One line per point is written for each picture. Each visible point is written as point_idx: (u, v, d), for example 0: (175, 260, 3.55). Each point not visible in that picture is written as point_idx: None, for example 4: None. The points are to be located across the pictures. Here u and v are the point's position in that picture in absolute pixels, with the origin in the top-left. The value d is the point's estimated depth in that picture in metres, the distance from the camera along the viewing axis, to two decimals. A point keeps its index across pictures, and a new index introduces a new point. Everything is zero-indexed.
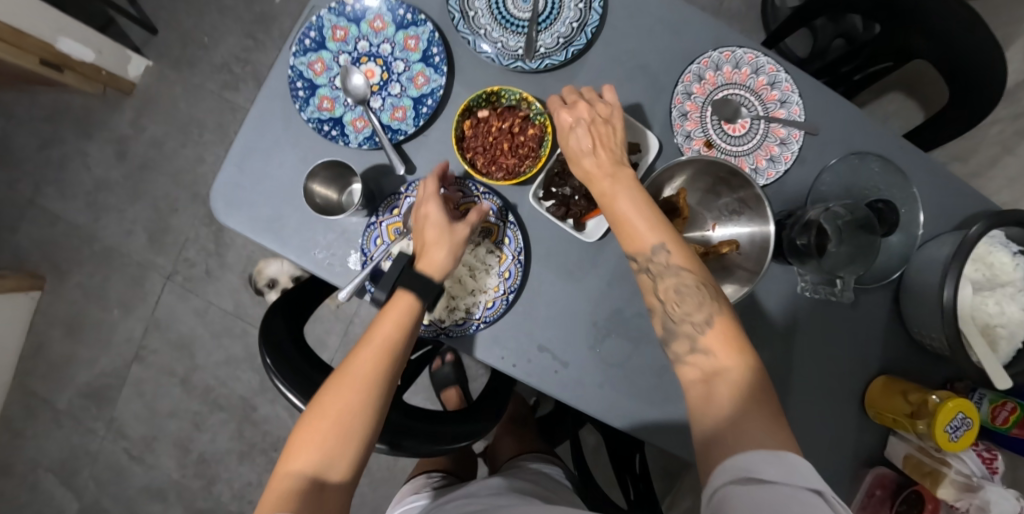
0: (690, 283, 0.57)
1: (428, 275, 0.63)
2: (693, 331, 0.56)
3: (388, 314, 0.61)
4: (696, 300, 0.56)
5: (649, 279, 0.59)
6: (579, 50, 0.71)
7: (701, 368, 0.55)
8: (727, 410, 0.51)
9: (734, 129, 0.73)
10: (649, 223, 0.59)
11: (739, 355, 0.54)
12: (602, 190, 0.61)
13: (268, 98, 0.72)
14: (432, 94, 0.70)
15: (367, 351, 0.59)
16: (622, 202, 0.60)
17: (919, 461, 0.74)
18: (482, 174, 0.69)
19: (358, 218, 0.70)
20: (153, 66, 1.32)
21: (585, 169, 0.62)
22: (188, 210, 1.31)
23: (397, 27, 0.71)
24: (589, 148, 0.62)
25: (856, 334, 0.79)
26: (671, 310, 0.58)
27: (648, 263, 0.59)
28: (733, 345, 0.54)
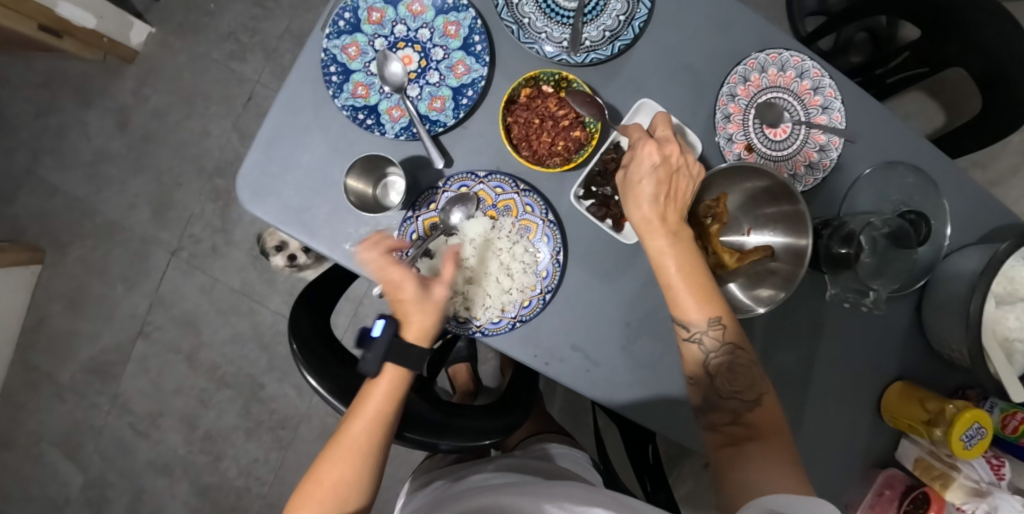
0: (741, 360, 0.60)
1: (418, 344, 0.63)
2: (738, 405, 0.60)
3: (376, 388, 0.61)
4: (745, 379, 0.61)
5: (699, 349, 0.61)
6: (626, 45, 0.69)
7: (736, 435, 0.59)
8: (761, 467, 0.55)
9: (775, 133, 0.72)
10: (703, 295, 0.60)
11: (777, 432, 0.58)
12: (660, 248, 0.61)
13: (297, 83, 0.68)
14: (472, 84, 0.68)
15: (360, 422, 0.60)
16: (679, 266, 0.61)
17: (930, 464, 0.77)
18: (511, 142, 0.67)
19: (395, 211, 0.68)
20: (155, 33, 1.25)
21: (645, 222, 0.61)
22: (193, 185, 1.27)
23: (437, 11, 0.68)
24: (662, 202, 0.61)
25: (877, 339, 0.80)
26: (717, 383, 0.61)
27: (701, 336, 0.60)
28: (772, 423, 0.59)
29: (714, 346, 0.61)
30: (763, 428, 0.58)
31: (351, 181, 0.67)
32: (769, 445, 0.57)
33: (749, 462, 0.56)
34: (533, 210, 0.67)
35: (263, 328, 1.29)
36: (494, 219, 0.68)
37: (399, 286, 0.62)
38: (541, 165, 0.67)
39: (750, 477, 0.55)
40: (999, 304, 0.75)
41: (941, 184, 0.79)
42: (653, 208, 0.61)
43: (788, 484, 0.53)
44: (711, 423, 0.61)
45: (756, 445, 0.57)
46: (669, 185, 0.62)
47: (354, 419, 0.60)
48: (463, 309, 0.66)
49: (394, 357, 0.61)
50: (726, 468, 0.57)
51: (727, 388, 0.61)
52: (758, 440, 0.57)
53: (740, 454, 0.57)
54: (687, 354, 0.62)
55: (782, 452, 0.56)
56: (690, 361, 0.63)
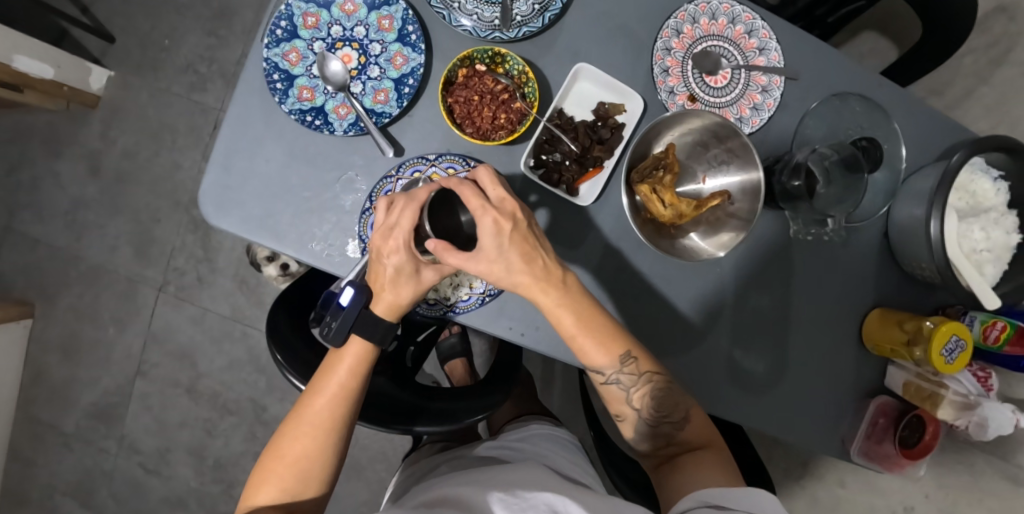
0: (659, 385, 0.63)
1: (384, 318, 0.62)
2: (670, 428, 0.63)
3: (343, 362, 0.62)
4: (670, 400, 0.63)
5: (619, 389, 0.63)
6: (557, 14, 0.70)
7: (676, 446, 0.63)
8: (700, 476, 0.59)
9: (715, 80, 0.73)
10: (608, 340, 0.61)
11: (708, 435, 0.64)
12: (552, 306, 0.60)
13: (244, 94, 0.69)
14: (413, 73, 0.69)
15: (323, 397, 0.61)
16: (576, 317, 0.60)
17: (918, 386, 0.77)
18: (454, 122, 0.68)
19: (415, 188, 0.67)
20: (115, 76, 1.26)
21: (525, 283, 0.59)
22: (171, 219, 1.28)
23: (369, 8, 0.69)
24: (529, 255, 0.59)
25: (851, 271, 0.80)
26: (642, 414, 0.64)
27: (616, 376, 0.62)
28: (702, 433, 0.64)
29: (632, 381, 0.62)
30: (695, 440, 0.63)
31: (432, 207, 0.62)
32: (704, 453, 0.62)
33: (686, 473, 0.60)
34: None
35: (258, 351, 1.30)
36: None
37: (392, 250, 0.59)
38: (485, 140, 0.68)
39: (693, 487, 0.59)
40: (963, 218, 0.75)
41: (890, 110, 0.80)
42: (524, 273, 0.59)
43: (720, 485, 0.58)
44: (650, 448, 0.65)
45: (692, 459, 0.62)
46: (527, 240, 0.59)
47: (314, 393, 0.61)
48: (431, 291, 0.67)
49: (359, 329, 0.62)
50: (668, 481, 0.61)
51: (656, 416, 0.63)
52: (688, 455, 0.62)
53: (675, 471, 0.61)
54: (611, 398, 0.64)
55: (717, 460, 0.61)
56: (615, 401, 0.64)
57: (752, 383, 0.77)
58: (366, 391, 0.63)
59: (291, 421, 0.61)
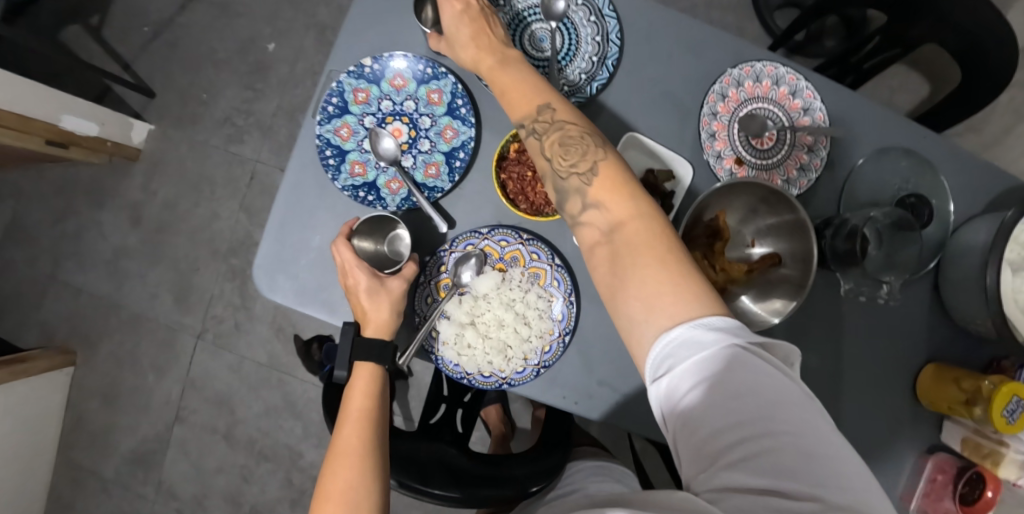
0: (573, 134, 0.56)
1: (380, 336, 0.65)
2: (582, 181, 0.54)
3: (355, 389, 0.66)
4: (582, 150, 0.55)
5: (536, 141, 0.58)
6: (603, 84, 0.71)
7: (598, 226, 0.52)
8: (628, 261, 0.49)
9: (762, 142, 0.73)
10: (528, 89, 0.59)
11: (630, 201, 0.51)
12: (488, 67, 0.62)
13: (297, 171, 0.71)
14: (463, 146, 0.70)
15: (347, 425, 0.63)
16: (505, 77, 0.61)
17: (977, 443, 0.76)
18: (508, 198, 0.69)
19: (466, 273, 0.68)
20: (155, 129, 1.30)
21: (470, 57, 0.64)
22: (209, 267, 1.30)
23: (418, 82, 0.71)
24: (474, 32, 0.64)
25: (901, 328, 0.79)
26: (556, 166, 0.56)
27: (532, 123, 0.58)
28: (618, 188, 0.52)
29: (546, 129, 0.57)
30: (607, 197, 0.52)
31: (355, 237, 0.69)
32: (626, 204, 0.51)
33: (620, 268, 0.49)
34: (540, 257, 0.68)
35: (294, 397, 1.30)
36: (503, 271, 0.69)
37: (352, 276, 0.64)
38: (540, 215, 0.68)
39: (624, 279, 0.49)
40: (1016, 271, 0.72)
41: (938, 163, 0.79)
42: (473, 50, 0.64)
43: (646, 265, 0.48)
44: (575, 224, 0.54)
45: (621, 235, 0.50)
46: (477, 21, 0.64)
47: (342, 429, 0.63)
48: (485, 363, 0.67)
49: (360, 354, 0.65)
50: (599, 271, 0.51)
51: (565, 166, 0.55)
52: (612, 226, 0.51)
53: (611, 258, 0.50)
54: (533, 155, 0.59)
55: (641, 229, 0.50)
56: (536, 161, 0.58)
57: None
58: (386, 409, 0.66)
59: (329, 463, 0.62)
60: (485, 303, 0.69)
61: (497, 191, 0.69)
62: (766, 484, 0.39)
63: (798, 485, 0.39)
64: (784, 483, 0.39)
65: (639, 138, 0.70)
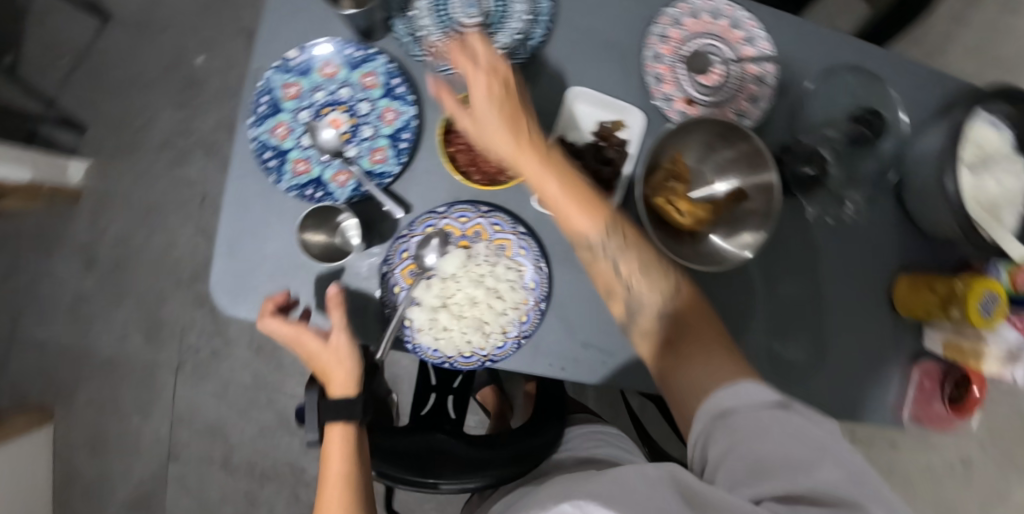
0: (641, 252, 0.60)
1: (347, 394, 0.66)
2: (662, 310, 0.60)
3: (329, 452, 0.64)
4: (656, 271, 0.60)
5: (606, 261, 0.60)
6: (539, 42, 0.69)
7: (665, 337, 0.59)
8: (694, 366, 0.56)
9: (708, 79, 0.72)
10: (584, 203, 0.60)
11: (706, 326, 0.59)
12: (535, 171, 0.60)
13: (238, 182, 0.68)
14: (406, 126, 0.68)
15: (330, 493, 0.63)
16: (558, 183, 0.59)
17: (958, 345, 0.76)
18: (459, 172, 0.67)
19: (431, 255, 0.66)
20: (93, 163, 1.23)
21: (509, 151, 0.61)
22: (175, 298, 1.25)
23: (349, 67, 0.69)
24: (514, 131, 0.61)
25: (872, 243, 0.80)
26: (626, 285, 0.60)
27: (596, 244, 0.60)
28: (695, 318, 0.60)
29: (616, 251, 0.60)
30: (683, 318, 0.59)
31: (304, 232, 0.66)
32: (700, 340, 0.58)
33: (687, 358, 0.57)
34: (503, 227, 0.67)
35: (287, 414, 1.28)
36: (468, 248, 0.67)
37: (301, 343, 0.64)
38: (495, 185, 0.66)
39: (691, 381, 0.55)
40: (974, 171, 0.74)
41: (885, 75, 0.79)
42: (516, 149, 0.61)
43: (721, 368, 0.55)
44: (642, 334, 0.61)
45: (688, 336, 0.58)
46: (512, 108, 0.61)
47: (325, 493, 0.64)
48: (465, 344, 0.65)
49: (329, 417, 0.64)
50: (666, 373, 0.58)
51: (637, 282, 0.60)
52: (686, 376, 0.56)
53: (676, 363, 0.57)
54: (599, 274, 0.62)
55: (713, 343, 0.58)
56: (601, 277, 0.62)
57: (792, 369, 0.77)
58: (366, 468, 0.64)
59: None
60: (455, 283, 0.67)
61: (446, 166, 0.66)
62: (803, 488, 0.43)
63: (831, 492, 0.42)
64: (813, 490, 0.42)
65: (581, 88, 0.69)
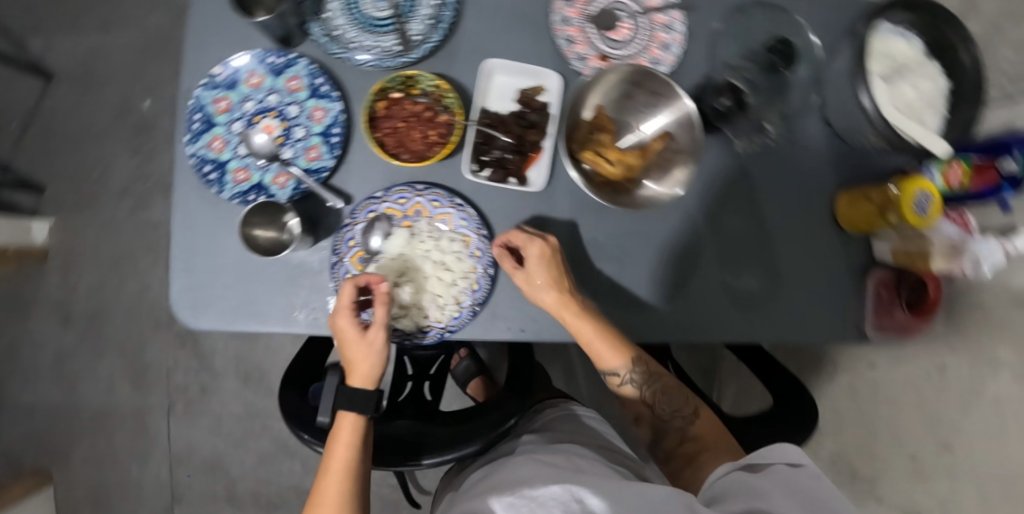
0: (659, 376, 0.76)
1: (363, 388, 0.68)
2: (682, 422, 0.74)
3: (338, 439, 0.66)
4: (679, 397, 0.76)
5: (633, 387, 0.75)
6: (450, 23, 0.72)
7: (687, 451, 0.72)
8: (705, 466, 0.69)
9: (617, 34, 0.74)
10: (617, 344, 0.71)
11: (723, 440, 0.73)
12: (577, 322, 0.68)
13: (183, 198, 0.71)
14: (335, 121, 0.70)
15: (329, 477, 0.64)
16: (597, 327, 0.69)
17: (905, 250, 0.79)
18: (390, 154, 0.68)
19: (374, 239, 0.68)
20: (55, 221, 1.24)
21: (555, 302, 0.67)
22: (157, 341, 1.26)
23: (274, 74, 0.71)
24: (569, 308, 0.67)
25: (809, 167, 0.81)
26: (657, 410, 0.75)
27: (630, 378, 0.74)
28: (713, 434, 0.73)
29: (643, 380, 0.75)
30: (705, 438, 0.72)
31: (253, 229, 0.66)
32: (717, 454, 0.71)
33: (704, 463, 0.70)
34: (442, 202, 0.69)
35: (284, 437, 1.28)
36: (410, 227, 0.69)
37: (342, 328, 0.65)
38: (424, 161, 0.68)
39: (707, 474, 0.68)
40: (891, 80, 0.77)
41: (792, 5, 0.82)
42: (568, 313, 0.68)
43: None
44: (668, 451, 0.74)
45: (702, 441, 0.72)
46: (558, 269, 0.67)
47: (324, 479, 0.65)
48: (422, 318, 0.68)
49: (343, 404, 0.67)
50: (688, 478, 0.70)
51: (666, 411, 0.75)
52: (695, 468, 0.70)
53: (694, 466, 0.70)
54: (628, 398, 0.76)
55: (725, 450, 0.71)
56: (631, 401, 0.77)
57: (749, 299, 0.79)
58: (369, 460, 0.67)
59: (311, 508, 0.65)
60: (403, 262, 0.69)
61: (377, 150, 0.68)
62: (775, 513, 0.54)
63: None
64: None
65: (495, 60, 0.71)
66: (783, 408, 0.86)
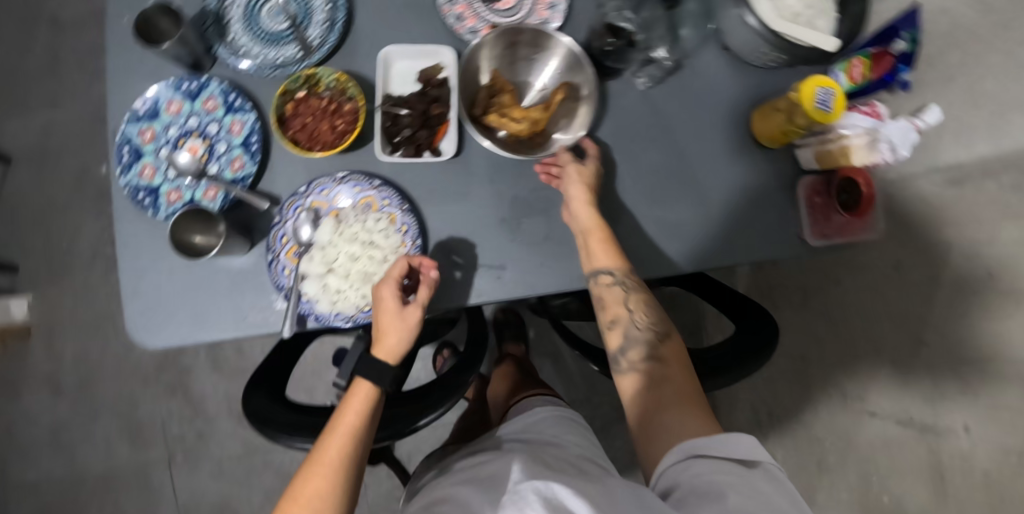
0: (647, 297, 0.74)
1: (384, 362, 0.68)
2: (653, 340, 0.72)
3: (350, 404, 0.68)
4: (657, 316, 0.74)
5: (620, 291, 0.72)
6: (345, 22, 0.76)
7: (647, 372, 0.70)
8: (666, 398, 0.67)
9: (503, 3, 0.78)
10: (614, 249, 0.72)
11: (682, 368, 0.71)
12: (591, 219, 0.72)
13: (125, 228, 0.75)
14: (253, 131, 0.74)
15: (333, 438, 0.66)
16: (607, 237, 0.72)
17: (827, 152, 0.80)
18: (303, 149, 0.71)
19: (304, 230, 0.71)
20: (33, 297, 1.28)
21: (578, 197, 0.72)
22: (148, 395, 1.28)
23: (191, 98, 0.75)
24: (592, 202, 0.72)
25: (717, 94, 0.84)
26: (635, 320, 0.73)
27: (622, 279, 0.72)
28: (677, 359, 0.71)
29: (631, 287, 0.73)
30: (670, 361, 0.71)
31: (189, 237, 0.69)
32: (677, 393, 0.67)
33: (665, 404, 0.66)
34: (363, 186, 0.72)
35: (286, 469, 1.28)
36: (337, 215, 0.72)
37: (385, 297, 0.68)
38: (335, 148, 0.71)
39: (666, 414, 0.65)
40: None
41: None
42: (591, 212, 0.72)
43: (690, 420, 0.63)
44: (629, 361, 0.72)
45: (668, 372, 0.70)
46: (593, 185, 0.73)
47: (327, 439, 0.66)
48: (361, 298, 0.71)
49: (363, 371, 0.68)
50: (647, 400, 0.68)
51: (643, 323, 0.73)
52: (657, 382, 0.69)
53: (658, 395, 0.67)
54: (608, 299, 0.73)
55: (685, 381, 0.69)
56: (612, 303, 0.73)
57: (684, 228, 0.81)
58: (372, 436, 0.68)
59: (303, 470, 0.65)
60: (334, 248, 0.71)
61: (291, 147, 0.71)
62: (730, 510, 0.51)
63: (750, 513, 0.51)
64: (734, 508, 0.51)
65: (391, 46, 0.74)
66: (745, 331, 0.87)
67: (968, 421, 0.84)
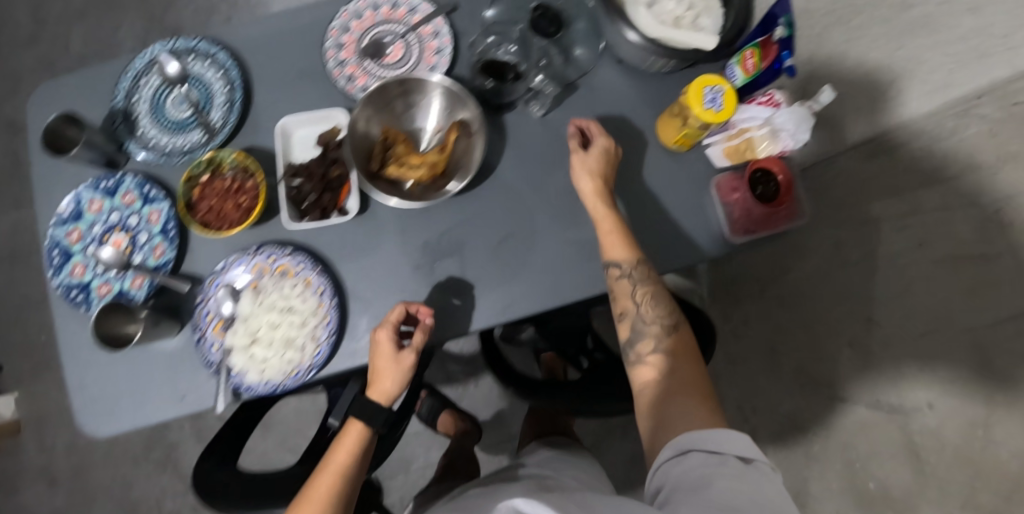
0: (657, 289, 0.72)
1: (376, 402, 0.71)
2: (660, 330, 0.71)
3: (340, 443, 0.71)
4: (664, 306, 0.72)
5: (628, 283, 0.71)
6: (242, 100, 0.79)
7: (657, 366, 0.69)
8: (679, 396, 0.65)
9: (392, 57, 0.81)
10: (625, 238, 0.72)
11: (689, 363, 0.69)
12: (598, 209, 0.74)
13: (64, 327, 0.78)
14: (169, 217, 0.77)
15: (323, 476, 0.69)
16: (615, 226, 0.73)
17: (734, 146, 0.81)
18: (211, 230, 0.74)
19: (225, 305, 0.74)
20: (20, 394, 1.33)
21: (587, 188, 0.74)
22: (140, 474, 1.32)
23: (110, 195, 0.79)
24: (602, 195, 0.74)
25: (619, 108, 0.85)
26: (641, 313, 0.72)
27: (631, 271, 0.71)
28: (683, 352, 0.70)
29: (641, 278, 0.71)
30: (677, 353, 0.70)
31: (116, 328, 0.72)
32: (691, 393, 0.65)
33: (679, 401, 0.64)
34: (277, 255, 0.75)
35: None
36: (257, 286, 0.75)
37: (383, 341, 0.69)
38: (238, 226, 0.73)
39: (678, 409, 0.63)
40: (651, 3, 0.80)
41: None
42: (600, 205, 0.74)
43: (701, 415, 0.62)
44: (638, 355, 0.71)
45: (681, 373, 0.68)
46: (600, 175, 0.75)
47: (318, 477, 0.70)
48: (287, 363, 0.72)
49: (356, 410, 0.71)
50: (657, 396, 0.67)
51: (649, 316, 0.72)
52: (668, 375, 0.68)
53: (670, 392, 0.66)
54: (619, 293, 0.72)
55: (694, 377, 0.67)
56: (621, 296, 0.72)
57: None
58: (361, 474, 0.72)
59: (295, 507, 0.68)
60: (255, 318, 0.74)
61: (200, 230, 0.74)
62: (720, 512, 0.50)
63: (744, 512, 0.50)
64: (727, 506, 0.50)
65: (284, 119, 0.77)
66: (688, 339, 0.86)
67: (930, 397, 0.81)
